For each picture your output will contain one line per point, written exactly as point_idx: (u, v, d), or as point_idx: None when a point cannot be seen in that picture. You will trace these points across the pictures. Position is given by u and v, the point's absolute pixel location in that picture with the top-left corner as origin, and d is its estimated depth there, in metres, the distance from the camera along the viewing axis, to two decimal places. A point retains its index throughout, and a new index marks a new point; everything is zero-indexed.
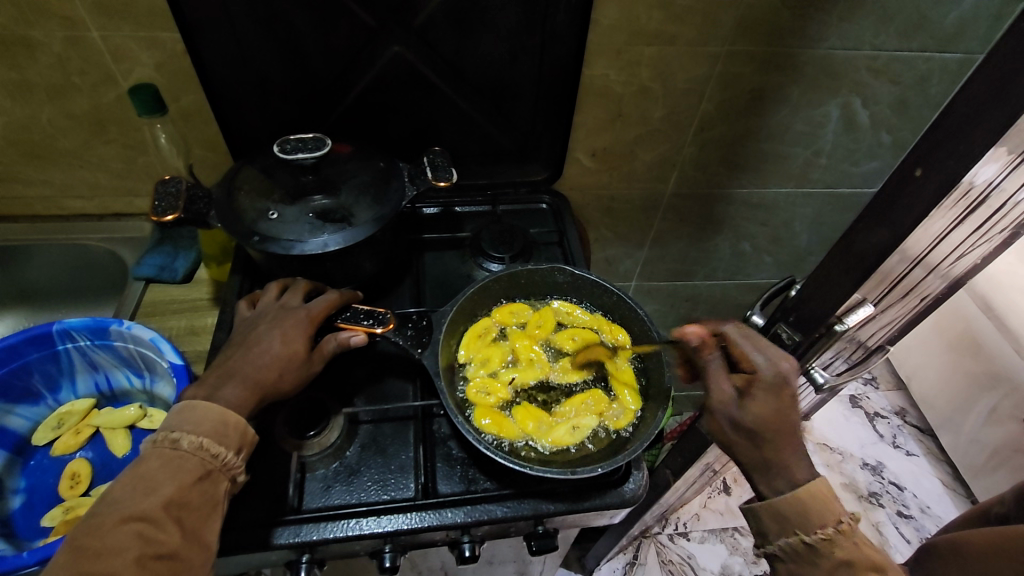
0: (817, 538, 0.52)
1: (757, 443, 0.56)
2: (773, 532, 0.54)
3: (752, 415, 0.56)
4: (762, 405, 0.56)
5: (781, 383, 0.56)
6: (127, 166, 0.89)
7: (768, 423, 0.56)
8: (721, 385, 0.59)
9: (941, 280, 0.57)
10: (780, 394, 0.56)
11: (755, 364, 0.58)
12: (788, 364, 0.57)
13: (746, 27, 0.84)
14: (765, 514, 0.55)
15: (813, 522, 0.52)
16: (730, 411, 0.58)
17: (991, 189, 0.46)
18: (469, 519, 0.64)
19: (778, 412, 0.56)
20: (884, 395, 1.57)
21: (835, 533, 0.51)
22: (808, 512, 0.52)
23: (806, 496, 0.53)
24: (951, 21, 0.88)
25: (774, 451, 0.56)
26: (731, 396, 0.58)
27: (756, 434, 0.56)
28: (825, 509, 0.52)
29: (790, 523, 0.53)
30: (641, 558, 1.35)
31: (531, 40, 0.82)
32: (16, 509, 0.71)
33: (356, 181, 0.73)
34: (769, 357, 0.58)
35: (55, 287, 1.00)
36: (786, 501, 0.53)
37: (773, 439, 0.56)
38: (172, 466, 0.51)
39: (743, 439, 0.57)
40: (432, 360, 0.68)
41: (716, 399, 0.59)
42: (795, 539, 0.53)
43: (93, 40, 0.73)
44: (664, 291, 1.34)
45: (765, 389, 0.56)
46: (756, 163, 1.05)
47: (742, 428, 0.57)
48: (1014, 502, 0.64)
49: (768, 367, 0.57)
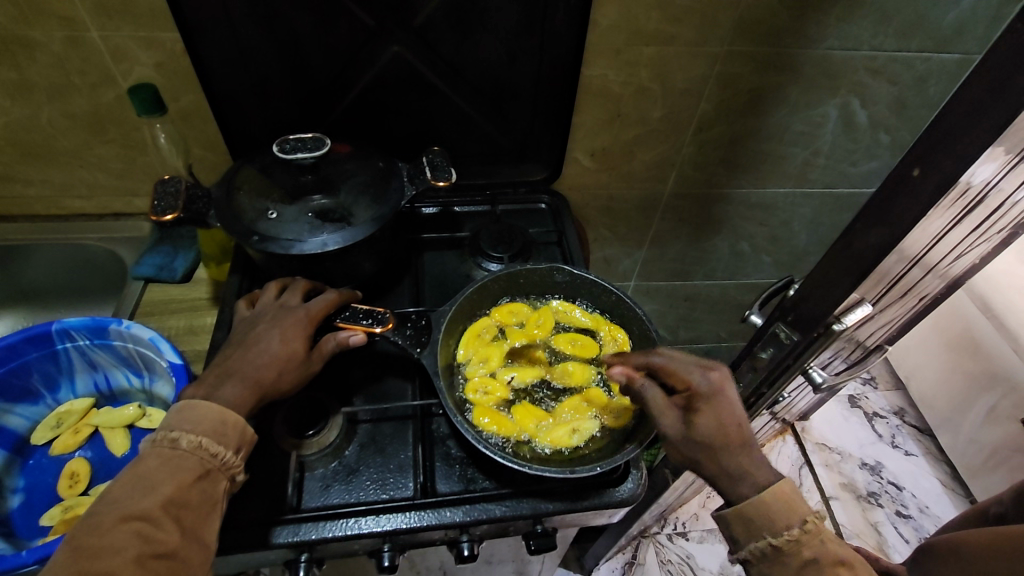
0: (784, 540, 0.51)
1: (713, 456, 0.55)
2: (741, 537, 0.53)
3: (700, 427, 0.56)
4: (708, 416, 0.57)
5: (718, 393, 0.58)
6: (127, 166, 0.89)
7: (721, 433, 0.56)
8: (663, 410, 0.60)
9: (940, 279, 0.58)
10: (722, 403, 0.57)
11: (691, 381, 0.59)
12: (720, 376, 0.59)
13: (745, 27, 0.84)
14: (732, 520, 0.53)
15: (779, 524, 0.51)
16: (679, 431, 0.58)
17: (988, 189, 0.47)
18: (468, 518, 0.64)
19: (724, 419, 0.56)
20: (883, 396, 1.57)
21: (801, 534, 0.50)
22: (774, 514, 0.52)
23: (771, 498, 0.52)
24: (950, 21, 0.88)
25: (732, 459, 0.55)
26: (676, 418, 0.59)
27: (709, 447, 0.55)
28: (789, 509, 0.52)
29: (756, 526, 0.52)
30: (640, 558, 1.36)
31: (530, 40, 0.82)
32: (14, 509, 0.71)
33: (356, 181, 0.73)
34: (702, 372, 0.59)
35: (54, 287, 1.00)
36: (751, 504, 0.52)
37: (726, 448, 0.55)
38: (171, 465, 0.51)
39: (700, 454, 0.56)
40: (432, 359, 0.69)
41: (663, 424, 0.59)
42: (762, 543, 0.52)
43: (93, 40, 0.74)
44: (663, 291, 1.34)
45: (705, 400, 0.57)
46: (754, 163, 1.05)
47: (694, 444, 0.56)
48: (1011, 501, 0.64)
49: (702, 381, 0.59)
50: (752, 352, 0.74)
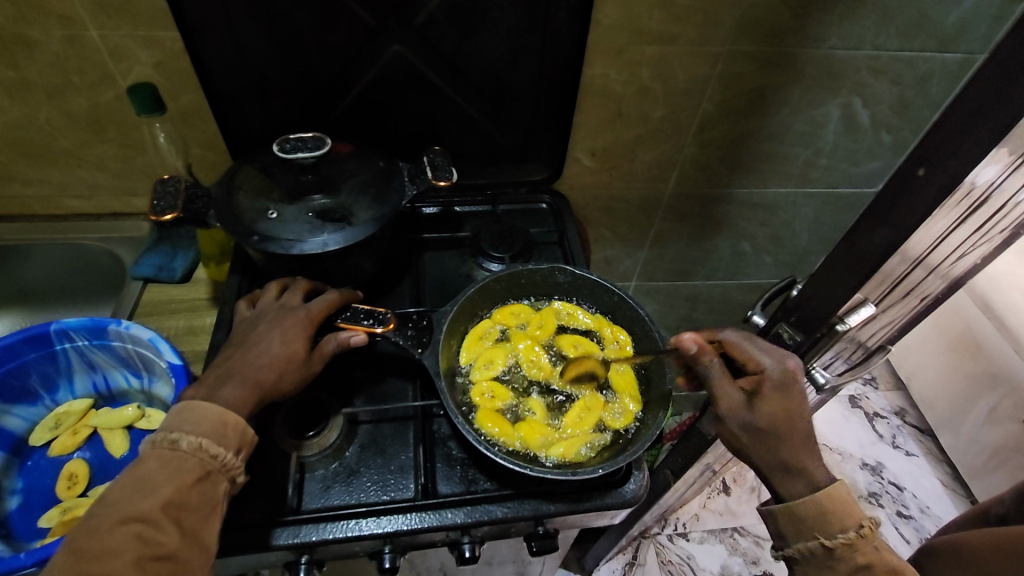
0: (837, 542, 0.52)
1: (771, 445, 0.56)
2: (791, 534, 0.55)
3: (765, 414, 0.57)
4: (775, 404, 0.57)
5: (789, 382, 0.58)
6: (126, 165, 0.89)
7: (780, 423, 0.56)
8: (728, 390, 0.59)
9: (941, 280, 0.57)
10: (791, 392, 0.57)
11: (763, 365, 0.59)
12: (793, 362, 0.59)
13: (747, 26, 0.83)
14: (783, 517, 0.55)
15: (833, 526, 0.53)
16: (741, 414, 0.57)
17: (992, 189, 0.46)
18: (470, 520, 0.64)
19: (788, 410, 0.57)
20: (884, 396, 1.57)
21: (856, 538, 0.52)
22: (829, 515, 0.53)
23: (826, 498, 0.53)
24: (952, 21, 0.88)
25: (791, 450, 0.56)
26: (740, 400, 0.58)
27: (770, 435, 0.56)
28: (845, 513, 0.53)
29: (809, 526, 0.54)
30: (641, 558, 1.35)
31: (531, 40, 0.82)
32: (13, 510, 0.70)
33: (357, 181, 0.73)
34: (775, 357, 0.59)
35: (52, 287, 1.00)
36: (805, 503, 0.54)
37: (786, 438, 0.56)
38: (171, 467, 0.50)
39: (757, 442, 0.57)
40: (433, 360, 0.68)
41: (725, 403, 0.58)
42: (814, 543, 0.53)
43: (92, 39, 0.73)
44: (663, 291, 1.34)
45: (776, 387, 0.57)
46: (756, 163, 1.05)
47: (755, 430, 0.57)
48: (1013, 501, 0.64)
49: (775, 366, 0.58)
50: None
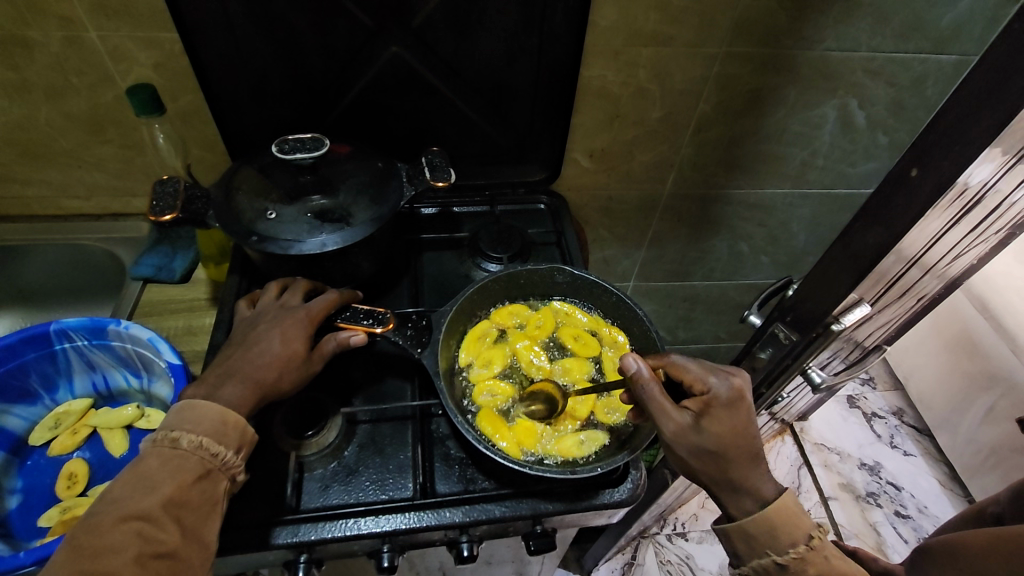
0: (789, 557, 0.54)
1: (719, 465, 0.57)
2: (745, 552, 0.57)
3: (713, 436, 0.57)
4: (722, 425, 0.58)
5: (735, 400, 0.59)
6: (126, 166, 0.89)
7: (727, 443, 0.57)
8: (674, 413, 0.59)
9: (937, 280, 0.59)
10: (737, 411, 0.58)
11: (711, 386, 0.60)
12: (740, 380, 0.60)
13: (743, 27, 0.84)
14: (735, 536, 0.57)
15: (784, 541, 0.55)
16: (689, 438, 0.58)
17: (986, 189, 0.47)
18: (468, 519, 0.64)
19: (735, 428, 0.58)
20: (882, 396, 1.57)
21: (807, 551, 0.54)
22: (778, 531, 0.55)
23: (774, 515, 0.55)
24: (947, 22, 0.89)
25: (738, 469, 0.57)
26: (686, 422, 0.58)
27: (718, 456, 0.57)
28: (794, 526, 0.55)
29: (760, 543, 0.56)
30: (640, 558, 1.35)
31: (529, 41, 0.82)
32: (13, 509, 0.71)
33: (355, 181, 0.73)
34: (721, 377, 0.60)
35: (52, 288, 1.00)
36: (754, 521, 0.55)
37: (734, 458, 0.57)
38: (171, 465, 0.50)
39: (706, 464, 0.58)
40: (432, 359, 0.68)
41: (671, 428, 0.58)
42: (766, 560, 0.55)
43: (92, 40, 0.73)
44: (662, 291, 1.34)
45: (724, 407, 0.58)
46: (753, 163, 1.05)
47: (702, 452, 0.57)
48: (1009, 501, 0.64)
49: (722, 386, 0.59)
50: (751, 352, 0.74)
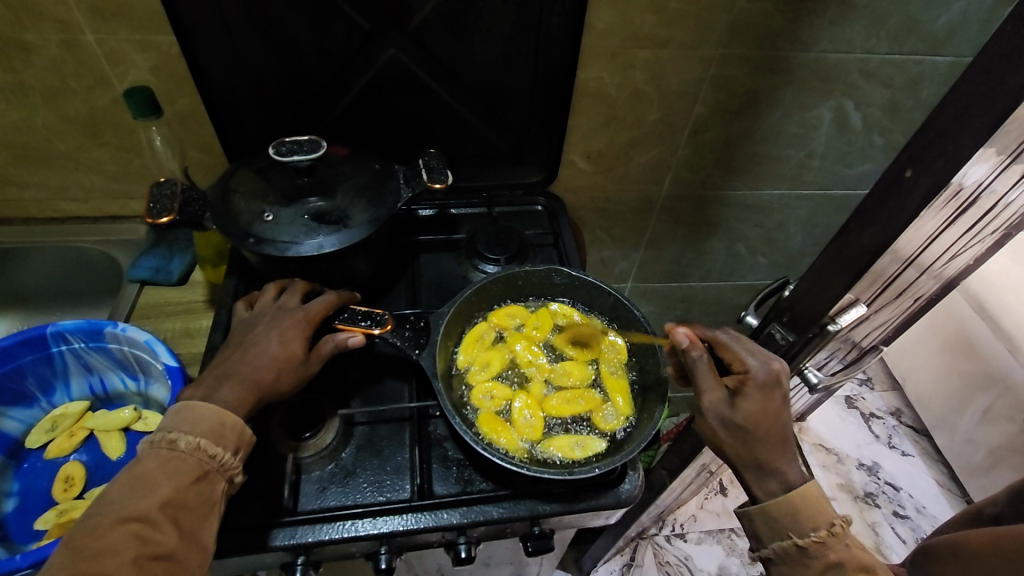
0: (810, 541, 0.54)
1: (746, 442, 0.58)
2: (766, 535, 0.57)
3: (745, 413, 0.57)
4: (755, 404, 0.58)
5: (772, 383, 0.59)
6: (123, 169, 0.89)
7: (757, 422, 0.57)
8: (713, 385, 0.59)
9: (935, 280, 0.58)
10: (773, 394, 0.58)
11: (749, 366, 0.60)
12: (778, 366, 0.60)
13: (740, 29, 0.84)
14: (759, 518, 0.57)
15: (806, 525, 0.55)
16: (722, 410, 0.58)
17: (981, 189, 0.47)
18: (465, 520, 0.64)
19: (769, 410, 0.58)
20: (879, 395, 1.58)
21: (828, 536, 0.54)
22: (802, 515, 0.55)
23: (799, 499, 0.55)
24: (941, 25, 0.89)
25: (767, 451, 0.57)
26: (724, 395, 0.59)
27: (746, 432, 0.57)
28: (817, 512, 0.55)
29: (782, 526, 0.56)
30: (638, 559, 1.35)
31: (526, 43, 0.83)
32: (9, 513, 0.70)
33: (353, 183, 0.73)
34: (761, 359, 0.60)
35: (49, 290, 1.00)
36: (778, 504, 0.56)
37: (762, 438, 0.57)
38: (169, 466, 0.50)
39: (734, 439, 0.58)
40: (429, 361, 0.68)
41: (707, 398, 0.59)
42: (788, 542, 0.55)
43: (88, 43, 0.74)
44: (659, 292, 1.34)
45: (758, 388, 0.58)
46: (749, 165, 1.06)
47: (733, 427, 0.58)
48: (1006, 501, 0.64)
49: (760, 368, 0.59)
50: None
